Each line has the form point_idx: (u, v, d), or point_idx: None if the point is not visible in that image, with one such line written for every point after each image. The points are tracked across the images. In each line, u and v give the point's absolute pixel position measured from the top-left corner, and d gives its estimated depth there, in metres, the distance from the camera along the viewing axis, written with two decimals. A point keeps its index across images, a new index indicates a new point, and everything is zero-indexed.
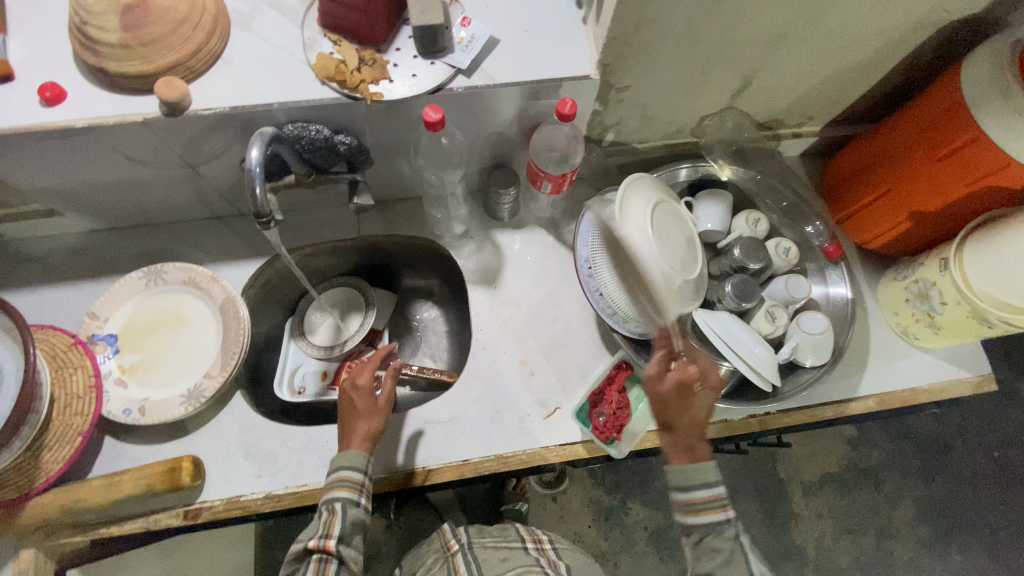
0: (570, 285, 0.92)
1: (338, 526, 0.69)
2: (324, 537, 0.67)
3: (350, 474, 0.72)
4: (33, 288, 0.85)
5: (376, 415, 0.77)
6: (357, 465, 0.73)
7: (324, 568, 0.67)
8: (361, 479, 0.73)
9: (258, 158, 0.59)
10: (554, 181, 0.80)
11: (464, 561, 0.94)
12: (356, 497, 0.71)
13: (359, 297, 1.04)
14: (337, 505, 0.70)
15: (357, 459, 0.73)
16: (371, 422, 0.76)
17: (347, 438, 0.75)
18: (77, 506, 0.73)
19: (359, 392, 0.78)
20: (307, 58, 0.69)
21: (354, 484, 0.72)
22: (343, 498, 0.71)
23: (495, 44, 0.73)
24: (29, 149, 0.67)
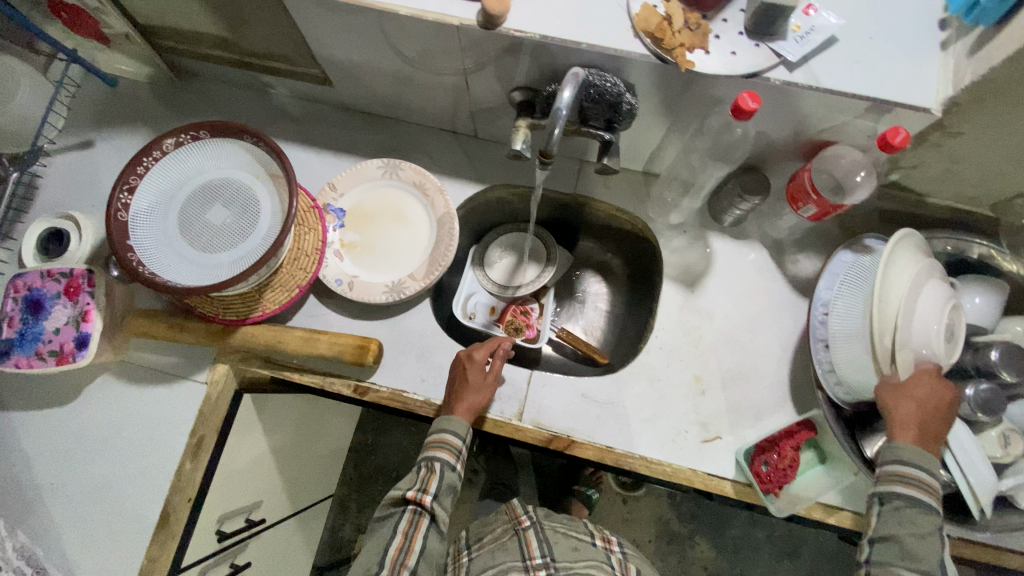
0: (775, 318, 0.84)
1: (435, 484, 0.73)
2: (420, 492, 0.72)
3: (450, 437, 0.75)
4: (287, 144, 0.93)
5: (484, 391, 0.78)
6: (459, 432, 0.75)
7: (417, 519, 0.72)
8: (459, 445, 0.75)
9: (568, 100, 0.59)
10: (820, 208, 0.73)
11: (536, 540, 0.91)
12: (454, 461, 0.74)
13: (542, 247, 1.03)
14: (437, 465, 0.74)
15: (461, 427, 0.75)
16: (479, 396, 0.78)
17: (454, 406, 0.77)
18: (278, 346, 0.81)
19: (472, 363, 0.79)
20: (629, 4, 0.65)
21: (454, 448, 0.75)
22: (443, 459, 0.74)
23: (833, 43, 0.64)
24: (348, 17, 0.71)
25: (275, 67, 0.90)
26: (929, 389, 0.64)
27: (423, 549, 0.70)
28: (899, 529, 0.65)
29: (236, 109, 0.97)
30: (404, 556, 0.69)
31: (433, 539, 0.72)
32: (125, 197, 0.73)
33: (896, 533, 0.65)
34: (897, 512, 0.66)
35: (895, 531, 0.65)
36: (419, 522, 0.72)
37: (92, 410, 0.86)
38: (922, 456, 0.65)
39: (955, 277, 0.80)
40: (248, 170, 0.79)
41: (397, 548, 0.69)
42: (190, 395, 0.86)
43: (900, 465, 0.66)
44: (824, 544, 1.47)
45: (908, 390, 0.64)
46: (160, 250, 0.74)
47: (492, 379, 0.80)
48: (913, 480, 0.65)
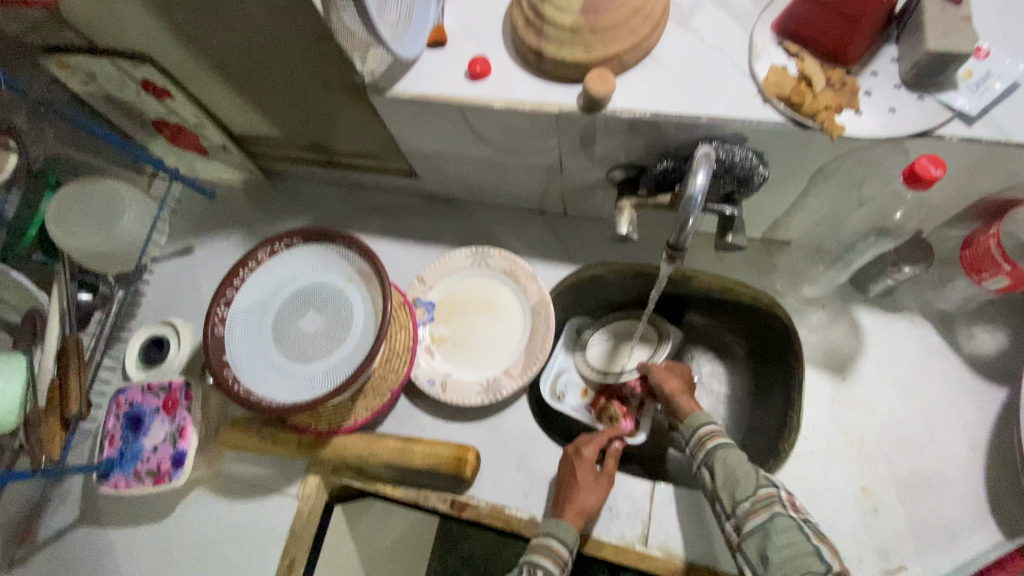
0: (956, 410, 0.68)
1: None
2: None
3: (557, 546, 0.63)
4: (374, 237, 0.91)
5: (597, 492, 0.67)
6: (566, 541, 0.64)
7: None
8: (566, 556, 0.63)
9: (702, 185, 0.51)
10: (1013, 280, 0.59)
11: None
12: (557, 573, 0.62)
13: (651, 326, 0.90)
14: (538, 574, 0.61)
15: (568, 535, 0.64)
16: (591, 498, 0.67)
17: (562, 510, 0.67)
18: (371, 458, 0.75)
19: (579, 460, 0.70)
20: (753, 69, 0.57)
21: (559, 558, 0.63)
22: (545, 568, 0.62)
23: (1021, 87, 0.52)
24: (438, 113, 0.67)
25: (361, 163, 0.89)
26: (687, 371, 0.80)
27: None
28: (734, 471, 0.59)
29: (322, 205, 0.97)
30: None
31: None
32: (222, 308, 0.72)
33: (738, 479, 0.58)
34: (723, 459, 0.61)
35: (735, 476, 0.59)
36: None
37: (186, 525, 0.83)
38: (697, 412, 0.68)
39: None
40: (340, 273, 0.76)
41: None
42: (282, 510, 0.81)
43: (710, 425, 0.65)
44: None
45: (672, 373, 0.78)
46: (254, 362, 0.72)
47: (604, 477, 0.69)
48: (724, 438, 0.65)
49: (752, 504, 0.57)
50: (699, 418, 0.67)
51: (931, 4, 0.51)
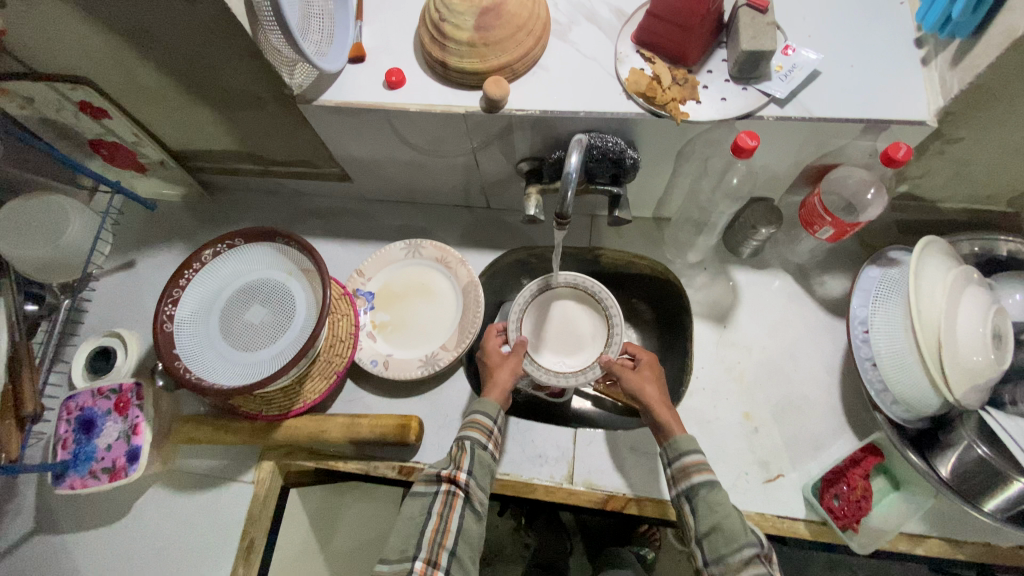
0: (813, 343, 0.83)
1: (468, 461, 0.68)
2: (454, 470, 0.68)
3: (481, 418, 0.72)
4: (314, 239, 0.99)
5: (509, 364, 0.77)
6: (490, 412, 0.72)
7: (451, 500, 0.66)
8: (491, 424, 0.72)
9: (576, 164, 0.63)
10: (836, 229, 0.74)
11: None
12: (485, 440, 0.71)
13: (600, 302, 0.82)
14: (467, 443, 0.69)
15: (492, 408, 0.73)
16: (506, 370, 0.76)
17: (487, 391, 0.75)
18: (321, 436, 0.81)
19: (489, 347, 0.80)
20: (618, 72, 0.71)
21: (485, 427, 0.71)
22: (473, 439, 0.70)
23: (818, 75, 0.67)
24: (363, 119, 0.77)
25: (297, 171, 0.97)
26: (651, 366, 0.76)
27: (460, 530, 0.66)
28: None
29: (263, 213, 1.04)
30: (441, 537, 0.64)
31: (470, 521, 0.66)
32: (170, 308, 0.78)
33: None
34: (707, 499, 0.63)
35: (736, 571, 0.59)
36: (452, 504, 0.66)
37: (144, 522, 0.86)
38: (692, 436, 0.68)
39: (994, 277, 0.80)
40: (282, 268, 0.83)
41: (433, 529, 0.65)
42: (239, 496, 0.86)
43: (695, 455, 0.66)
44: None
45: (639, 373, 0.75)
46: (203, 354, 0.77)
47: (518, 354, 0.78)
48: (705, 467, 0.66)
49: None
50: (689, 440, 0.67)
51: (743, 16, 0.66)
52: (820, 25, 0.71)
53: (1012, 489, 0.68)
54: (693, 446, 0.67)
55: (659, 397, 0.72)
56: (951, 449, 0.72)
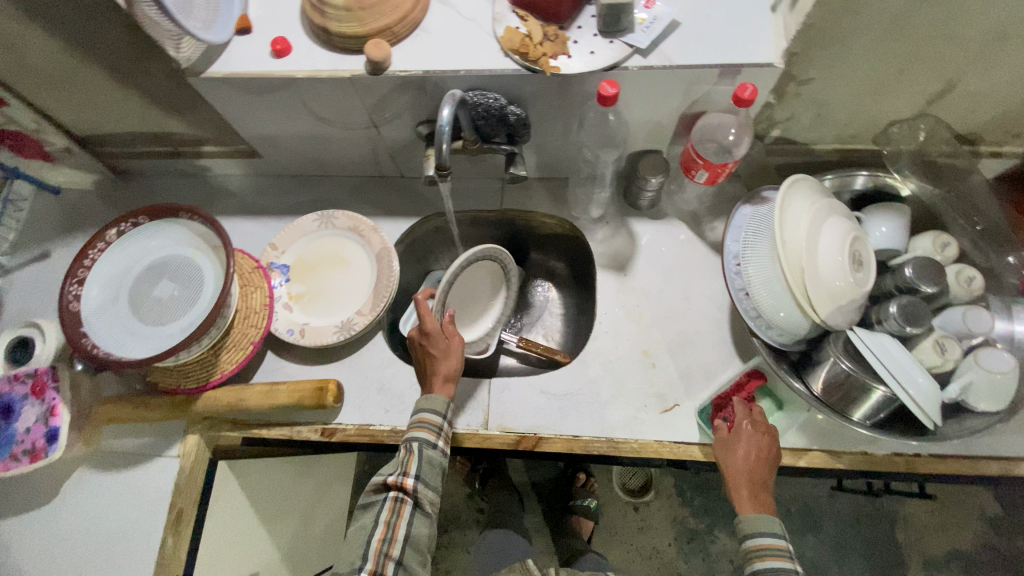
0: (705, 283, 0.89)
1: (415, 465, 0.69)
2: (402, 475, 0.68)
3: (428, 416, 0.72)
4: (229, 216, 1.00)
5: (453, 355, 0.76)
6: (437, 408, 0.72)
7: (400, 507, 0.67)
8: (439, 423, 0.72)
9: (448, 117, 0.66)
10: (710, 171, 0.78)
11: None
12: (435, 439, 0.71)
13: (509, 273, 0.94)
14: (416, 445, 0.70)
15: (439, 404, 0.73)
16: (450, 363, 0.75)
17: (435, 384, 0.74)
18: (240, 404, 0.84)
19: (426, 334, 0.76)
20: (494, 31, 0.74)
21: (434, 426, 0.72)
22: (422, 440, 0.70)
23: (678, 26, 0.72)
24: (256, 91, 0.79)
25: (206, 150, 0.98)
26: (751, 445, 0.71)
27: (409, 536, 0.66)
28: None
29: (177, 195, 1.04)
30: (390, 545, 0.65)
31: (419, 523, 0.68)
32: (75, 288, 0.79)
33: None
34: None
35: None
36: (401, 509, 0.67)
37: (70, 504, 0.87)
38: (765, 519, 0.67)
39: (863, 210, 0.88)
40: (189, 244, 0.84)
41: (381, 538, 0.65)
42: (165, 471, 0.87)
43: (757, 537, 0.66)
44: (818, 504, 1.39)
45: (734, 444, 0.72)
46: (112, 330, 0.79)
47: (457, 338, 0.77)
48: (776, 551, 0.65)
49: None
50: (762, 522, 0.67)
51: None
52: None
53: (873, 400, 0.73)
54: (769, 531, 0.66)
55: (753, 484, 0.69)
56: (821, 365, 0.77)
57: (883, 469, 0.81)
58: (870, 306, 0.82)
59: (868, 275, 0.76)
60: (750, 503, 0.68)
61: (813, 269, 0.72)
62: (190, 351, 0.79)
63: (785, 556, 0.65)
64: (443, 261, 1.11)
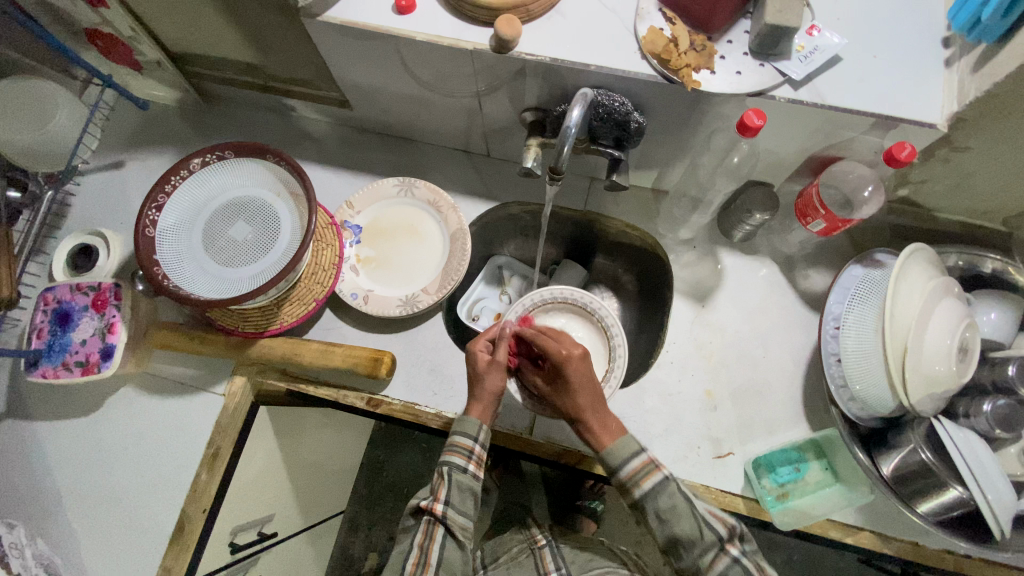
0: (785, 333, 0.85)
1: (445, 490, 0.67)
2: (432, 500, 0.67)
3: (459, 440, 0.69)
4: (308, 164, 0.98)
5: (496, 384, 0.71)
6: (469, 433, 0.69)
7: (432, 531, 0.66)
8: (471, 445, 0.68)
9: (577, 119, 0.62)
10: (828, 223, 0.73)
11: (552, 557, 0.86)
12: (466, 463, 0.68)
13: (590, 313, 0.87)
14: (446, 469, 0.68)
15: (472, 427, 0.69)
16: (490, 394, 0.70)
17: (470, 407, 0.71)
18: (294, 359, 0.83)
19: (471, 355, 0.73)
20: (636, 28, 0.68)
21: (465, 450, 0.68)
22: (452, 463, 0.68)
23: (839, 61, 0.65)
24: (367, 43, 0.74)
25: (298, 91, 0.95)
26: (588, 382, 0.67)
27: (441, 562, 0.64)
28: (670, 525, 0.61)
29: (260, 130, 1.02)
30: (421, 570, 0.64)
31: (452, 548, 0.66)
32: (153, 213, 0.77)
33: (675, 529, 0.61)
34: (654, 508, 0.63)
35: (674, 530, 0.61)
36: (433, 532, 0.66)
37: (113, 418, 0.89)
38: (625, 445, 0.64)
39: (972, 291, 0.82)
40: (271, 189, 0.82)
41: (414, 562, 0.65)
42: (209, 406, 0.88)
43: (630, 465, 0.64)
44: (846, 564, 1.27)
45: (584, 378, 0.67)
46: (183, 262, 0.78)
47: (498, 364, 0.71)
48: (648, 468, 0.64)
49: (705, 557, 0.60)
50: (618, 446, 0.64)
51: None
52: (852, 8, 0.68)
53: (946, 496, 0.69)
54: (631, 452, 0.64)
55: (591, 406, 0.67)
56: (897, 449, 0.74)
57: (931, 563, 0.77)
58: (960, 396, 0.77)
59: (969, 367, 0.70)
60: (605, 431, 0.66)
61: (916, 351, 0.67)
62: (256, 301, 0.78)
63: (656, 469, 0.64)
64: (508, 247, 1.07)
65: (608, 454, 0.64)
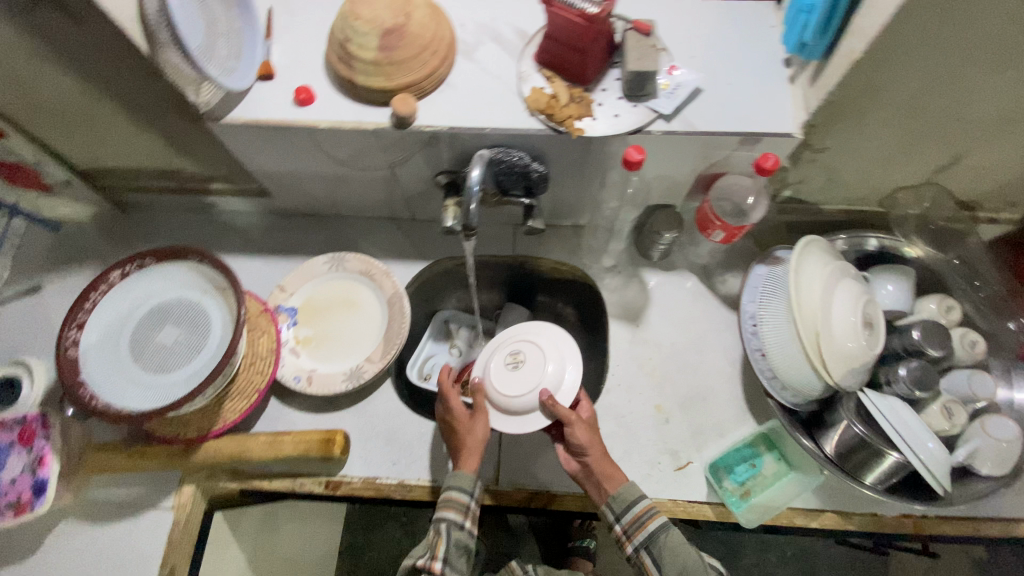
0: (716, 337, 0.91)
1: (444, 548, 0.66)
2: (430, 560, 0.65)
3: (456, 495, 0.69)
4: (235, 256, 0.99)
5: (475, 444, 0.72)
6: (465, 488, 0.69)
7: None
8: (467, 501, 0.69)
9: (478, 178, 0.67)
10: (726, 232, 0.80)
11: None
12: (462, 519, 0.68)
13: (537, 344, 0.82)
14: (443, 526, 0.68)
15: (466, 481, 0.70)
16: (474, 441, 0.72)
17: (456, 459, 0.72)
18: (243, 456, 0.80)
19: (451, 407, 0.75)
20: (521, 90, 0.75)
21: (461, 505, 0.69)
22: (449, 519, 0.68)
23: (700, 93, 0.74)
24: (273, 137, 0.78)
25: (216, 187, 0.97)
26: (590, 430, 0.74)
27: None
28: (681, 562, 0.66)
29: (180, 231, 1.03)
30: None
31: None
32: (74, 333, 0.76)
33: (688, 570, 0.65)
34: (666, 547, 0.67)
35: (686, 567, 0.65)
36: None
37: (52, 559, 0.82)
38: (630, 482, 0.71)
39: (869, 269, 0.90)
40: (197, 288, 0.82)
41: None
42: (158, 523, 0.83)
43: (637, 511, 0.69)
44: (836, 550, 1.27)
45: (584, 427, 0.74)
46: (112, 377, 0.76)
47: (480, 411, 0.75)
48: (651, 513, 0.70)
49: None
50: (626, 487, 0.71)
51: (629, 38, 0.72)
52: (702, 47, 0.77)
53: (885, 464, 0.74)
54: (634, 501, 0.70)
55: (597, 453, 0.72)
56: (834, 428, 0.78)
57: (893, 530, 0.81)
58: (880, 365, 0.83)
59: (877, 338, 0.76)
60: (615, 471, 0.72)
61: (824, 331, 0.74)
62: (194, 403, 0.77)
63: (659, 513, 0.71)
64: (449, 302, 1.10)
65: (621, 494, 0.70)
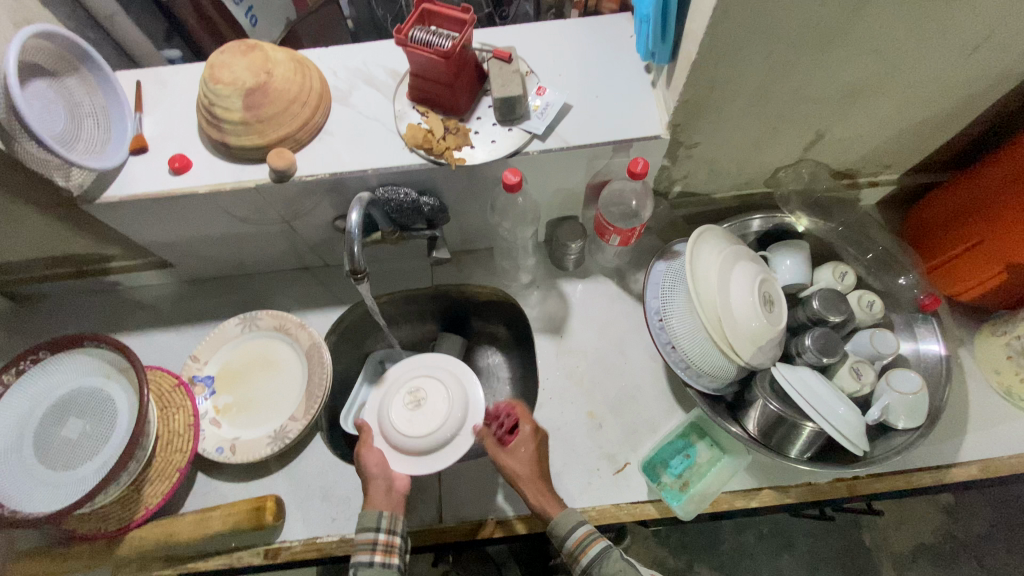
0: (637, 336, 0.93)
1: None
2: None
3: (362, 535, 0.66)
4: (147, 332, 0.96)
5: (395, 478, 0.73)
6: (369, 526, 0.66)
7: None
8: (375, 536, 0.65)
9: (357, 221, 0.68)
10: (622, 235, 0.81)
11: None
12: (370, 556, 0.64)
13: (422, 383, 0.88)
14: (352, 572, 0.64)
15: (371, 517, 0.67)
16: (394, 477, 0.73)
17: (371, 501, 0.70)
18: (170, 541, 0.77)
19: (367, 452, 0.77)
20: (398, 128, 0.76)
21: (369, 543, 0.65)
22: (358, 561, 0.64)
23: (570, 108, 0.77)
24: (155, 209, 0.76)
25: (116, 265, 0.96)
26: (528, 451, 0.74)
27: None
28: None
29: (86, 314, 0.99)
30: None
31: None
32: None
33: None
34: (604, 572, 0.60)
35: None
36: None
37: None
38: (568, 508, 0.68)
39: (769, 248, 0.93)
40: (99, 373, 0.79)
41: None
42: None
43: (575, 535, 0.65)
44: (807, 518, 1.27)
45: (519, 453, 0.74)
46: (11, 483, 0.71)
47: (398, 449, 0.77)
48: (592, 537, 0.64)
49: None
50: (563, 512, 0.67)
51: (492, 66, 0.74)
52: (568, 64, 0.81)
53: (806, 434, 0.76)
54: (574, 524, 0.66)
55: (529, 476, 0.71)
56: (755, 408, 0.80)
57: (829, 496, 0.83)
58: (791, 338, 0.87)
59: (779, 314, 0.79)
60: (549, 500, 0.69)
61: (726, 314, 0.76)
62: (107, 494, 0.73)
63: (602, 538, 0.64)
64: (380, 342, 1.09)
65: (557, 519, 0.67)
